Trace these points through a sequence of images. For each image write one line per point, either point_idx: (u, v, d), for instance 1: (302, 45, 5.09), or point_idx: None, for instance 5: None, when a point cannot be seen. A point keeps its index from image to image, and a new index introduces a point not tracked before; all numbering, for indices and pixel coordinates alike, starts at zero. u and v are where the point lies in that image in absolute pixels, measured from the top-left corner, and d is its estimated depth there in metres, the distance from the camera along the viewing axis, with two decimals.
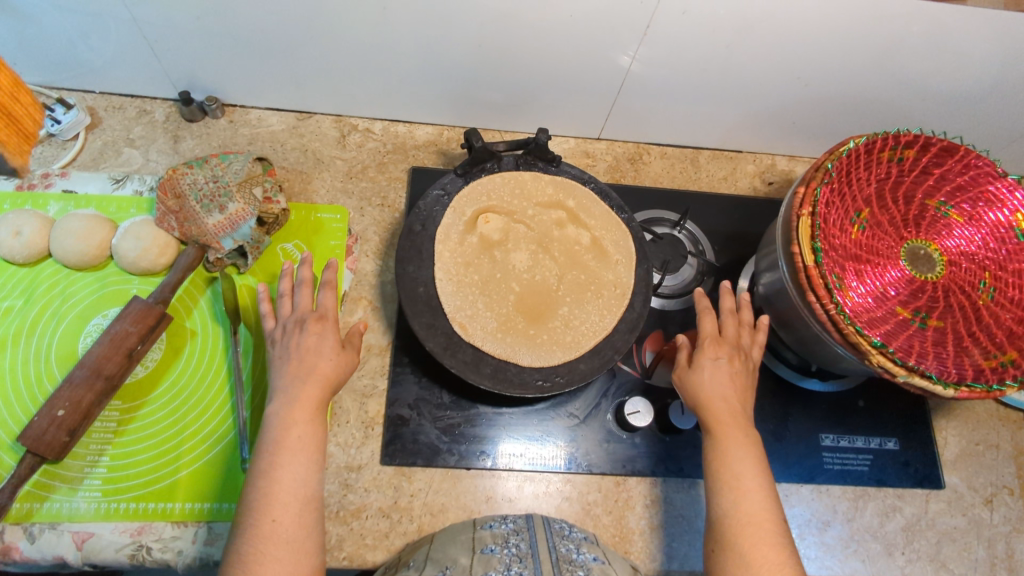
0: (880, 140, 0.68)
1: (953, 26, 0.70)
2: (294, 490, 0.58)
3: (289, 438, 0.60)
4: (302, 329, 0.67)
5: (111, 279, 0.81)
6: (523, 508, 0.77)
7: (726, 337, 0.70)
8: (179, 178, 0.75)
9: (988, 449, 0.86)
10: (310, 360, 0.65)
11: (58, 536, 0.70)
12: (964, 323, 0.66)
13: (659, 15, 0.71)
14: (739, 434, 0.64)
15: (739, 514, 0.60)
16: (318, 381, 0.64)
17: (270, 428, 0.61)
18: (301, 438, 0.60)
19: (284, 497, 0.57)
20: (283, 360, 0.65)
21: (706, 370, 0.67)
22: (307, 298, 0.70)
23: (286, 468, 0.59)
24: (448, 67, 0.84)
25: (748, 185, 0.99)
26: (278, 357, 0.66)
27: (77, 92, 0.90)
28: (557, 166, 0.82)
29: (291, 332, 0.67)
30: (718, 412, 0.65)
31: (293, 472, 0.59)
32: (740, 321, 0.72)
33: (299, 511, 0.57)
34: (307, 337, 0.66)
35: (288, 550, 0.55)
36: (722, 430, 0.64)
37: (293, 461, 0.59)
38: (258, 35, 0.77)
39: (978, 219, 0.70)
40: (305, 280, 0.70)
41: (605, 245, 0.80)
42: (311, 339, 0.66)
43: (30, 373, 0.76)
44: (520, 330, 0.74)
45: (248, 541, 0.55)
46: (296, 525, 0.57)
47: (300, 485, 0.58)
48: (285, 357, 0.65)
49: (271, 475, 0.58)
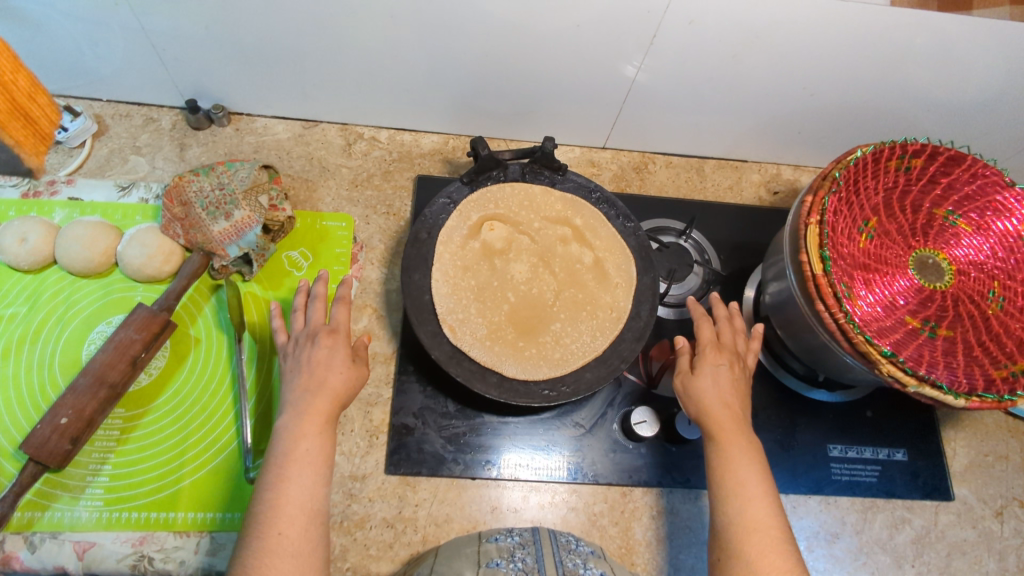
0: (887, 150, 0.69)
1: (958, 37, 0.70)
2: (301, 503, 0.57)
3: (297, 451, 0.60)
4: (314, 342, 0.67)
5: (116, 286, 0.81)
6: (528, 519, 0.76)
7: (725, 343, 0.70)
8: (185, 186, 0.77)
9: (997, 460, 0.86)
10: (320, 373, 0.64)
11: (59, 546, 0.69)
12: (975, 332, 0.66)
13: (666, 25, 0.72)
14: (734, 438, 0.63)
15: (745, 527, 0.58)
16: (326, 395, 0.63)
17: (280, 439, 0.61)
18: (310, 451, 0.60)
19: (291, 510, 0.56)
20: (294, 372, 0.65)
21: (708, 377, 0.67)
22: (321, 313, 0.70)
23: (295, 480, 0.58)
24: (455, 75, 0.84)
25: (753, 195, 0.99)
26: (290, 369, 0.66)
27: (84, 101, 0.91)
28: (563, 174, 0.83)
29: (303, 346, 0.67)
30: (719, 420, 0.64)
31: (301, 485, 0.58)
32: (735, 328, 0.73)
33: (306, 525, 0.56)
34: (319, 350, 0.66)
35: (294, 564, 0.54)
36: (715, 439, 0.63)
37: (302, 473, 0.59)
38: (265, 44, 0.78)
39: (986, 228, 0.70)
40: (319, 295, 0.70)
41: (607, 266, 0.79)
42: (322, 352, 0.66)
43: (33, 381, 0.75)
44: (508, 340, 0.74)
45: (253, 556, 0.54)
46: (304, 538, 0.56)
47: (308, 498, 0.58)
48: (296, 370, 0.65)
49: (280, 487, 0.57)
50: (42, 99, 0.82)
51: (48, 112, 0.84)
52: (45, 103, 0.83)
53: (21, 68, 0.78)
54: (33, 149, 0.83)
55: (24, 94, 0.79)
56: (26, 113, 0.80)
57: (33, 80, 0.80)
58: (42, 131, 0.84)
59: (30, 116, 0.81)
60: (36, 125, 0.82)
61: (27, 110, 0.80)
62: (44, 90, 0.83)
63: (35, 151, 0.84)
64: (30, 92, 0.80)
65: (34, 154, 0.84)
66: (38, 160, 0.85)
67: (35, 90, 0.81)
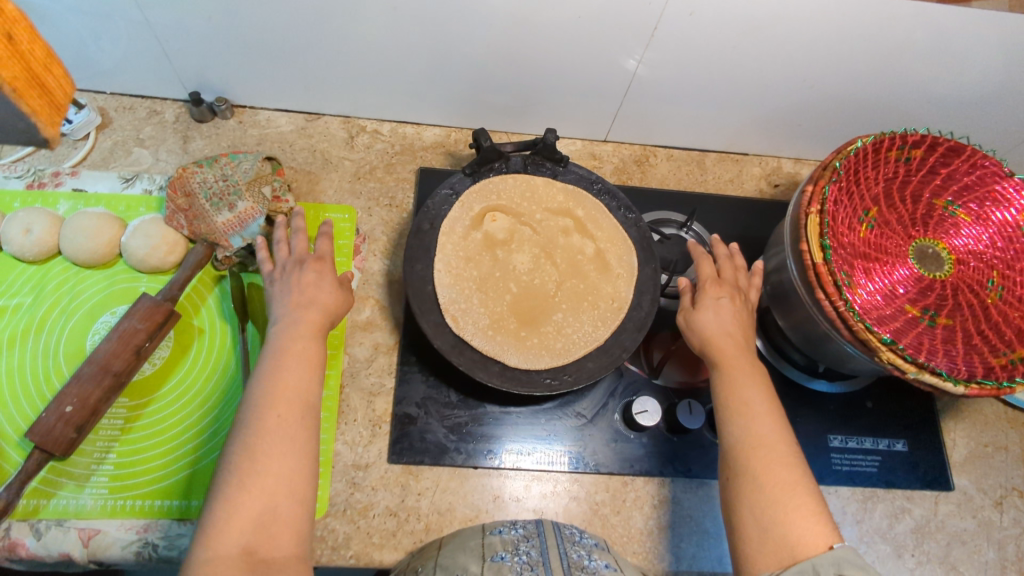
0: (887, 140, 0.69)
1: (959, 28, 0.71)
2: (298, 390, 0.59)
3: (295, 346, 0.62)
4: (302, 267, 0.68)
5: (121, 277, 0.81)
6: (531, 508, 0.77)
7: (726, 279, 0.71)
8: (189, 177, 0.77)
9: (997, 451, 0.86)
10: (310, 293, 0.66)
11: (64, 533, 0.70)
12: (974, 321, 0.66)
13: (667, 17, 0.72)
14: (736, 364, 0.64)
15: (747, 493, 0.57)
16: (317, 309, 0.65)
17: (274, 339, 0.63)
18: (307, 350, 0.62)
19: (288, 395, 0.59)
20: (283, 293, 0.66)
21: (710, 310, 0.68)
22: (304, 243, 0.71)
23: (292, 370, 0.60)
24: (458, 68, 0.84)
25: (754, 187, 0.99)
26: (278, 292, 0.67)
27: (88, 93, 0.91)
28: (565, 166, 0.83)
29: (291, 271, 0.68)
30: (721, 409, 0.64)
31: (298, 375, 0.60)
32: (736, 266, 0.73)
33: (302, 411, 0.59)
34: (307, 274, 0.67)
35: (288, 442, 0.56)
36: None
37: (297, 366, 0.61)
38: (269, 37, 0.78)
39: (985, 218, 0.70)
40: (300, 229, 0.72)
41: (609, 257, 0.80)
42: (310, 275, 0.67)
43: (38, 370, 0.76)
44: (510, 330, 0.74)
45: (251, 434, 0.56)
46: (300, 423, 0.58)
47: (304, 388, 0.60)
48: (285, 291, 0.66)
49: (276, 375, 0.59)
50: None
51: None
52: None
53: None
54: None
55: None
56: None
57: None
58: None
59: None
60: None
61: None
62: None
63: None
64: None
65: None
66: None
67: None
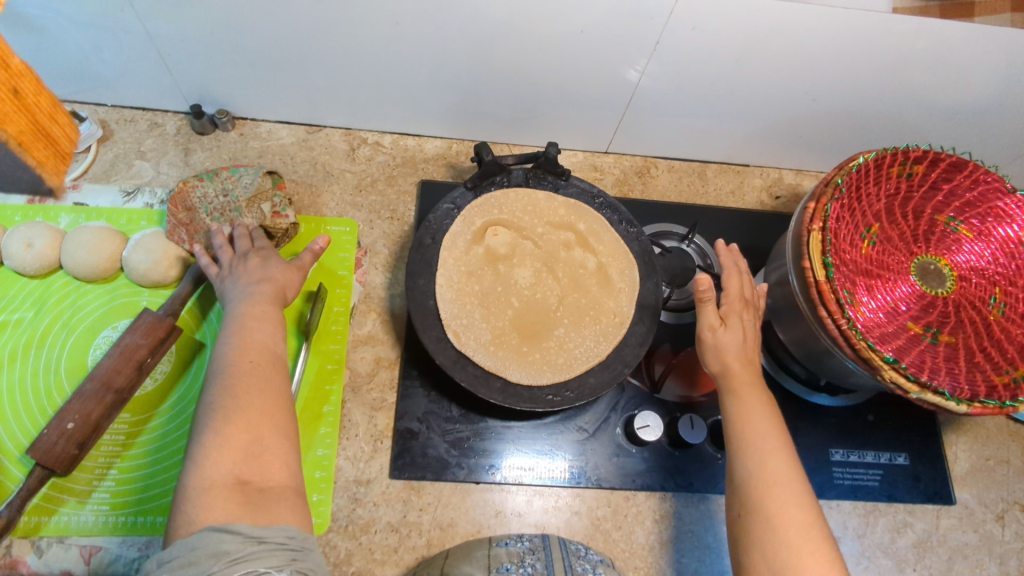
0: (890, 156, 0.69)
1: (960, 43, 0.71)
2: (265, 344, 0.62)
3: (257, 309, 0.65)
4: (248, 258, 0.70)
5: (122, 291, 0.81)
6: (532, 523, 0.77)
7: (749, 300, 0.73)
8: (190, 191, 0.78)
9: (999, 464, 0.86)
10: (263, 270, 0.69)
11: (66, 550, 0.70)
12: (975, 338, 0.66)
13: (669, 31, 0.72)
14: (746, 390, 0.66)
15: (751, 513, 0.57)
16: (271, 284, 0.68)
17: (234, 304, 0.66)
18: (267, 311, 0.65)
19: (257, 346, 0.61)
20: (234, 281, 0.68)
21: (738, 334, 0.70)
22: (245, 242, 0.73)
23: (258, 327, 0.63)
24: (460, 81, 0.84)
25: (755, 199, 0.99)
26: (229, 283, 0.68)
27: (89, 106, 0.91)
28: (566, 179, 0.83)
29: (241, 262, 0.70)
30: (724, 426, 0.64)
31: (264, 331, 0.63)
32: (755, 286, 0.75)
33: (271, 358, 0.62)
34: (257, 261, 0.70)
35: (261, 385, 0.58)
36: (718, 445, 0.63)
37: (264, 325, 0.64)
38: (271, 50, 0.78)
39: (987, 234, 0.70)
40: (241, 232, 0.74)
41: (611, 272, 0.80)
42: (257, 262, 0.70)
43: (39, 385, 0.76)
44: (513, 345, 0.74)
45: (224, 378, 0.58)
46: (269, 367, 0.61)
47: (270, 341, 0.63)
48: (236, 279, 0.68)
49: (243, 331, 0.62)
50: (61, 119, 0.79)
51: (66, 131, 0.82)
52: (64, 122, 0.81)
53: (46, 90, 0.75)
54: (52, 168, 0.81)
55: (48, 116, 0.76)
56: (49, 135, 0.77)
57: (54, 99, 0.77)
58: (62, 149, 0.82)
59: (50, 136, 0.78)
60: (56, 145, 0.80)
61: (49, 131, 0.77)
62: (62, 108, 0.80)
63: (56, 171, 0.82)
64: (52, 113, 0.77)
65: (53, 174, 0.81)
66: (57, 179, 0.83)
67: (56, 110, 0.78)
